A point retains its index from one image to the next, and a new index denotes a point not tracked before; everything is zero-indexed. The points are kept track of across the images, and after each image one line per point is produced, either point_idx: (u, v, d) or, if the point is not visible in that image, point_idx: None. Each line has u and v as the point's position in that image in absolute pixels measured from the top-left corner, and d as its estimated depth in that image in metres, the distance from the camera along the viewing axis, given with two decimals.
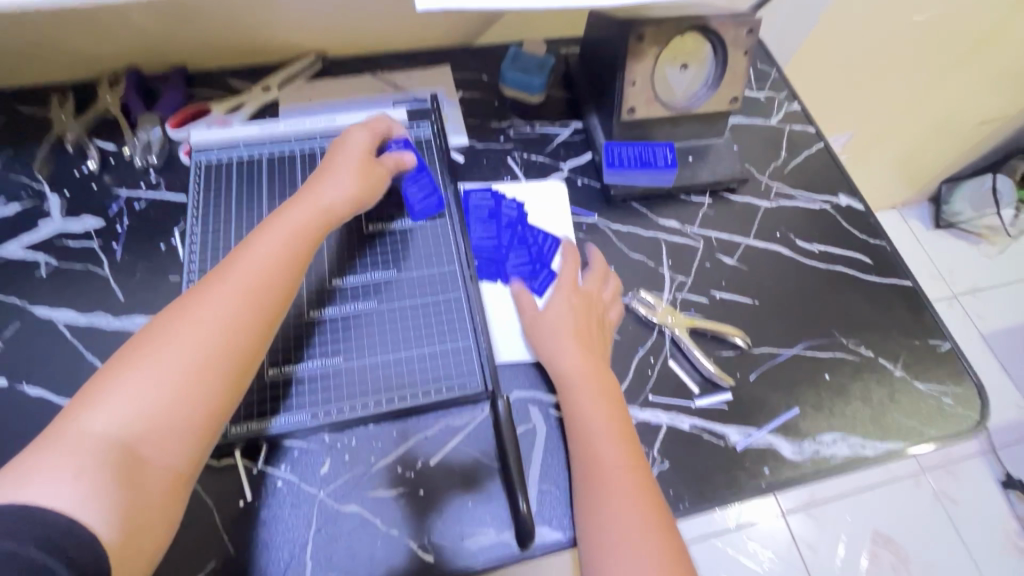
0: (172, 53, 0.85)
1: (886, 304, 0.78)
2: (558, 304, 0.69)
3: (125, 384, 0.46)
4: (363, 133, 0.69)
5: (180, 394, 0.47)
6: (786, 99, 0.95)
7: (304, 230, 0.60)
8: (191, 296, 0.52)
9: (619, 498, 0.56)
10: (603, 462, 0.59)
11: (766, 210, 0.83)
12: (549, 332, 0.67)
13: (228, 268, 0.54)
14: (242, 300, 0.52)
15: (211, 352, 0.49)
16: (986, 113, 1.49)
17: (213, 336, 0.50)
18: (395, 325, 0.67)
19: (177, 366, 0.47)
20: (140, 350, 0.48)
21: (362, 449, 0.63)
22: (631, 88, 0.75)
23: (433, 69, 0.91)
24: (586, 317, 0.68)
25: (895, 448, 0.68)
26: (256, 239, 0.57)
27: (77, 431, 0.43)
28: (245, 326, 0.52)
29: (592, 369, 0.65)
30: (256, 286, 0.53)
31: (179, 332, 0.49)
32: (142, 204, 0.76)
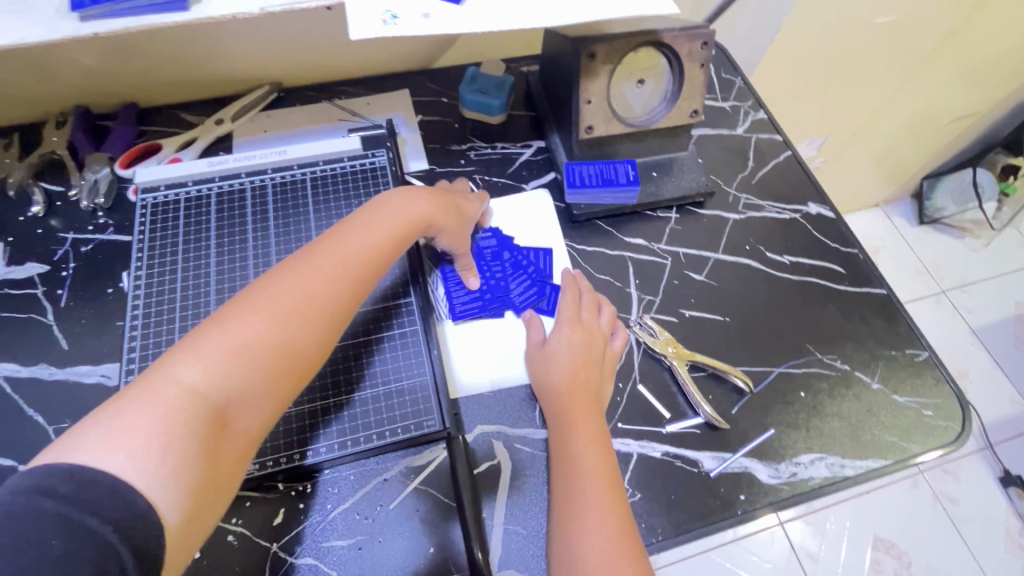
0: (121, 91, 0.83)
1: (861, 314, 0.76)
2: (560, 339, 0.66)
3: (211, 348, 0.47)
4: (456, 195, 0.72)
5: (256, 370, 0.48)
6: (752, 108, 0.93)
7: (386, 233, 0.61)
8: (278, 274, 0.54)
9: (597, 538, 0.54)
10: (582, 501, 0.56)
11: (735, 223, 0.82)
12: (549, 365, 0.65)
13: (317, 257, 0.55)
14: (321, 291, 0.54)
15: (291, 339, 0.50)
16: (959, 108, 1.49)
17: (293, 321, 0.51)
18: (354, 363, 0.64)
19: (255, 341, 0.48)
20: (230, 317, 0.49)
21: (318, 496, 0.60)
22: (587, 106, 0.73)
23: (392, 94, 0.90)
24: (583, 350, 0.65)
25: (875, 466, 0.66)
26: (341, 234, 0.59)
27: (166, 381, 0.44)
28: (321, 319, 0.53)
29: (579, 401, 0.62)
30: (334, 279, 0.55)
31: (264, 307, 0.50)
32: (90, 246, 0.73)
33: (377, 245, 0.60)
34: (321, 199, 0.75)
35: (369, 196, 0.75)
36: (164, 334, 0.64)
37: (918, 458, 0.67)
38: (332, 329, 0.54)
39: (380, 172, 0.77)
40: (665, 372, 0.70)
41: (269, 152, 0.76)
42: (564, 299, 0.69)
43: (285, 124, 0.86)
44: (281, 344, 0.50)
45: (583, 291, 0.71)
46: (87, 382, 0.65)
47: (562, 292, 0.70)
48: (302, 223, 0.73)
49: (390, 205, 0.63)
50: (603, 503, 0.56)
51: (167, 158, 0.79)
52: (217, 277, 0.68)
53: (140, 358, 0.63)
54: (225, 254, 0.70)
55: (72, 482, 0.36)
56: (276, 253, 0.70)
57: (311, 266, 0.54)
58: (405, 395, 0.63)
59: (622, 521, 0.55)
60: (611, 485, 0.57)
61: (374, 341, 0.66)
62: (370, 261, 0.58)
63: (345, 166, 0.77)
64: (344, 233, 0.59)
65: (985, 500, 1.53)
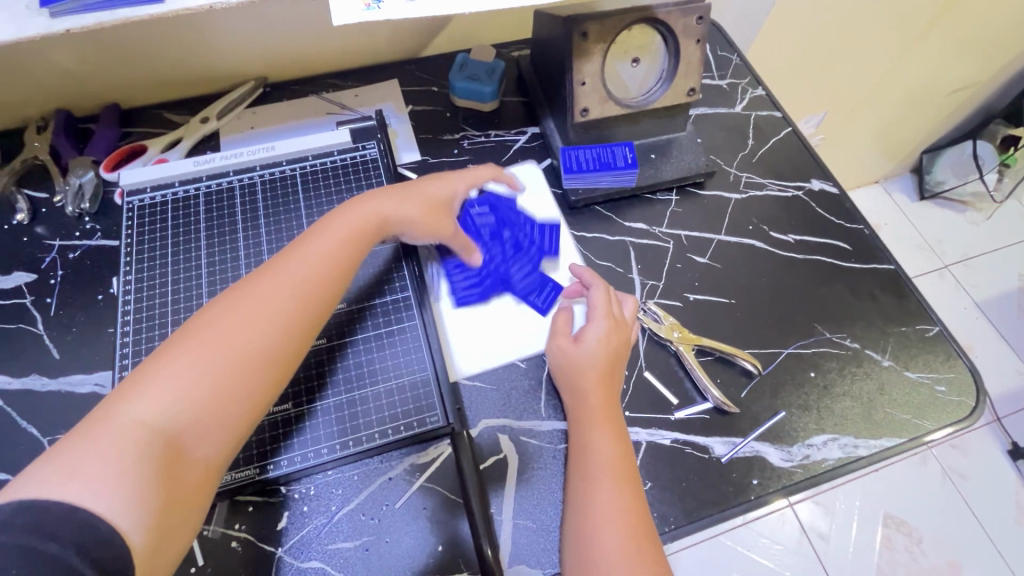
0: (103, 92, 0.81)
1: (868, 291, 0.74)
2: (596, 338, 0.62)
3: (167, 372, 0.46)
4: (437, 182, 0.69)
5: (210, 388, 0.46)
6: (750, 85, 0.91)
7: (349, 239, 0.59)
8: (235, 292, 0.53)
9: (613, 531, 0.53)
10: (596, 496, 0.55)
11: (737, 203, 0.80)
12: (578, 363, 0.62)
13: (274, 270, 0.54)
14: (280, 302, 0.52)
15: (248, 353, 0.49)
16: (957, 80, 1.46)
17: (248, 337, 0.50)
18: (355, 362, 0.63)
19: (212, 359, 0.47)
20: (185, 339, 0.48)
21: (321, 497, 0.58)
22: (581, 88, 0.71)
23: (380, 85, 0.88)
24: (614, 349, 0.63)
25: (889, 445, 0.65)
26: (302, 244, 0.58)
27: (118, 407, 0.43)
28: (280, 331, 0.52)
29: (598, 396, 0.60)
30: (293, 288, 0.53)
31: (219, 326, 0.49)
32: (77, 253, 0.72)
33: (340, 250, 0.58)
34: (312, 194, 0.73)
35: (361, 190, 0.73)
36: (156, 340, 0.63)
37: (933, 435, 0.66)
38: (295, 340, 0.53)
39: (372, 164, 0.75)
40: (671, 358, 0.68)
41: (257, 148, 0.74)
42: (597, 297, 0.65)
43: (272, 119, 0.84)
44: (237, 359, 0.48)
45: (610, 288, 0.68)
46: (81, 392, 0.63)
47: (597, 285, 0.66)
48: (293, 220, 0.71)
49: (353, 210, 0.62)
50: (619, 497, 0.55)
51: (154, 159, 0.77)
52: (207, 278, 0.67)
53: (133, 365, 0.61)
54: (216, 255, 0.68)
55: (29, 513, 0.36)
56: (268, 252, 0.69)
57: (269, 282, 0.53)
58: (408, 391, 0.62)
59: (636, 513, 0.54)
60: (625, 478, 0.56)
61: (372, 338, 0.64)
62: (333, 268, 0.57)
63: (335, 159, 0.75)
64: (305, 243, 0.58)
65: (993, 473, 1.53)
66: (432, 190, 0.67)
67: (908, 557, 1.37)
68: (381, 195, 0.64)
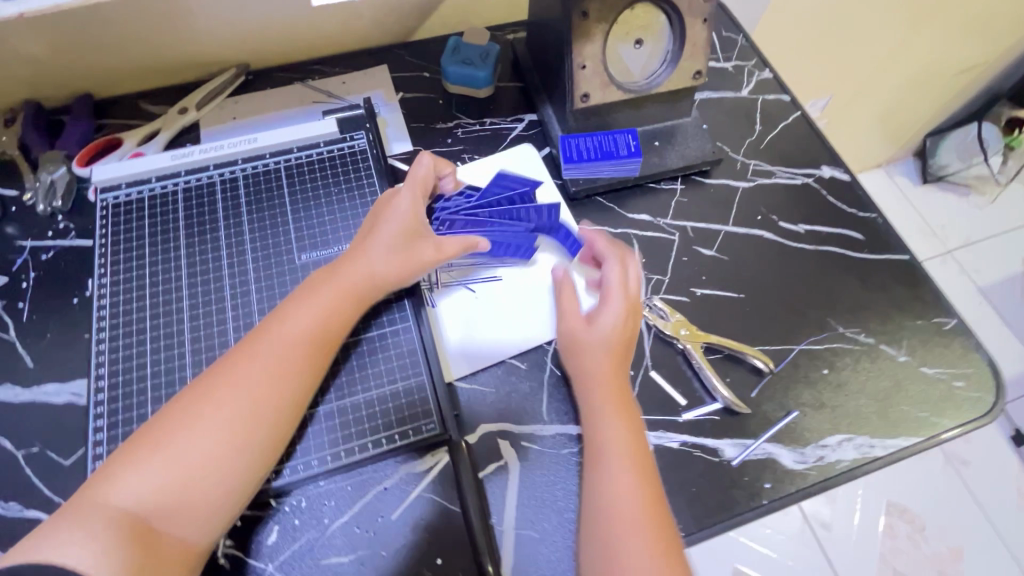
0: (74, 82, 0.76)
1: (882, 282, 0.71)
2: (611, 320, 0.60)
3: (154, 469, 0.47)
4: (415, 197, 0.64)
5: (202, 489, 0.48)
6: (756, 67, 0.87)
7: (335, 310, 0.57)
8: (217, 376, 0.52)
9: (631, 529, 0.50)
10: (610, 494, 0.52)
11: (744, 192, 0.76)
12: (593, 348, 0.59)
13: (256, 354, 0.53)
14: (266, 392, 0.52)
15: (236, 450, 0.50)
16: (965, 60, 1.42)
17: (236, 435, 0.50)
18: (346, 367, 0.60)
19: (197, 441, 0.49)
20: (168, 432, 0.49)
21: (314, 509, 0.56)
22: (581, 71, 0.67)
23: (369, 71, 0.83)
24: (630, 333, 0.60)
25: (905, 445, 0.62)
26: (283, 316, 0.56)
27: (103, 508, 0.45)
28: (269, 422, 0.52)
29: (612, 387, 0.57)
30: (279, 377, 0.53)
31: (203, 421, 0.49)
32: (50, 254, 0.68)
33: (327, 325, 0.56)
34: (298, 189, 0.69)
35: (350, 184, 0.70)
36: (134, 347, 0.59)
37: (951, 434, 0.63)
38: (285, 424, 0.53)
39: (361, 156, 0.71)
40: (678, 356, 0.65)
41: (238, 140, 0.70)
42: (611, 276, 0.62)
43: (254, 109, 0.79)
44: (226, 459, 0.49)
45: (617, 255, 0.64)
46: (57, 402, 0.60)
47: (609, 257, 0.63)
48: (278, 217, 0.67)
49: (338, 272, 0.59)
50: (636, 494, 0.52)
51: (130, 152, 0.73)
52: (188, 279, 0.63)
53: (111, 374, 0.58)
54: (197, 255, 0.64)
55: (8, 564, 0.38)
56: (252, 251, 0.65)
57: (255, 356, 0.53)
58: (402, 398, 0.59)
59: (654, 510, 0.51)
60: (642, 473, 0.53)
61: (363, 342, 0.61)
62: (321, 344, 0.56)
63: (322, 151, 0.71)
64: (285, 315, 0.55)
65: (996, 460, 1.52)
66: (414, 220, 0.62)
67: (909, 544, 1.36)
68: (366, 245, 0.61)
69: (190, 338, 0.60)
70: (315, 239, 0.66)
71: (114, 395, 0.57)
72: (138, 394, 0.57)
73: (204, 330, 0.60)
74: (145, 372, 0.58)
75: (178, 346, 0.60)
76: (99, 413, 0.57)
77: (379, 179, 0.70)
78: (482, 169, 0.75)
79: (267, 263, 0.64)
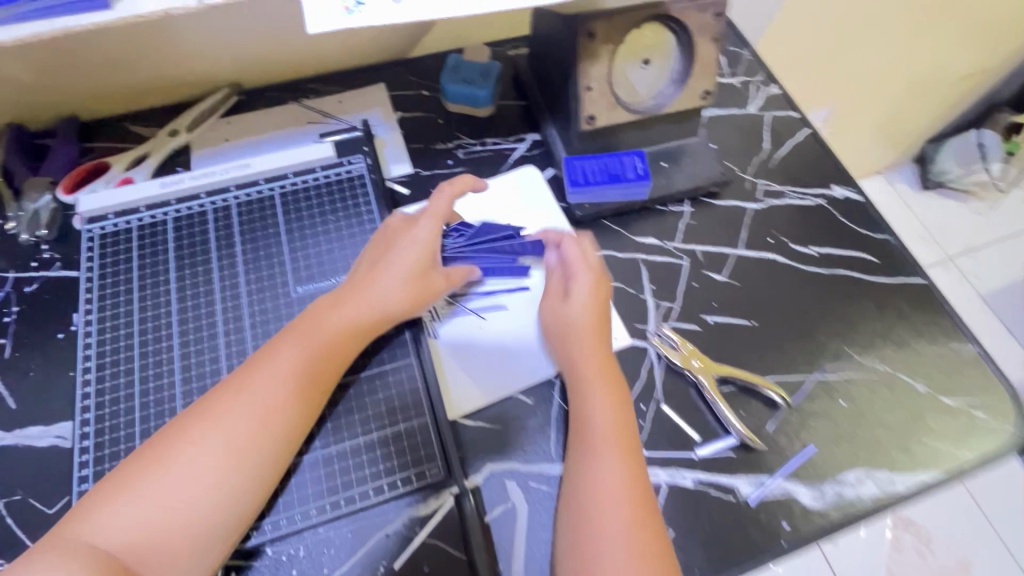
0: (59, 104, 0.73)
1: (897, 307, 0.69)
2: (584, 297, 0.60)
3: (138, 505, 0.45)
4: (433, 229, 0.62)
5: (188, 528, 0.45)
6: (763, 83, 0.85)
7: (333, 341, 0.55)
8: (210, 405, 0.50)
9: (613, 513, 0.50)
10: (598, 508, 0.50)
11: (754, 213, 0.74)
12: (575, 329, 0.59)
13: (250, 386, 0.50)
14: (259, 428, 0.49)
15: (224, 488, 0.47)
16: (966, 68, 1.39)
17: (226, 472, 0.47)
18: (345, 409, 0.58)
19: (186, 475, 0.46)
20: (155, 465, 0.46)
21: (312, 559, 0.53)
22: (587, 93, 0.65)
23: (367, 89, 0.81)
24: (604, 307, 0.61)
25: (926, 480, 0.60)
26: (279, 347, 0.53)
27: (86, 543, 0.43)
28: (261, 459, 0.49)
29: (596, 364, 0.58)
30: (272, 412, 0.50)
31: (193, 455, 0.47)
32: (33, 286, 0.65)
33: (323, 358, 0.54)
34: (293, 217, 0.66)
35: (347, 211, 0.67)
36: (122, 388, 0.56)
37: (973, 467, 0.61)
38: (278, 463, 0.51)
39: (358, 181, 0.69)
40: (691, 389, 0.63)
41: (231, 165, 0.67)
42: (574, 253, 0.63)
43: (247, 130, 0.77)
44: (214, 497, 0.47)
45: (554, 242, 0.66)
46: (40, 446, 0.57)
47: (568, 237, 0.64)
48: (272, 247, 0.64)
49: (339, 302, 0.57)
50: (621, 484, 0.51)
51: (117, 178, 0.70)
52: (178, 314, 0.60)
53: (97, 419, 0.55)
54: (187, 288, 0.62)
55: None
56: (246, 283, 0.62)
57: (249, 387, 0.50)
58: (404, 439, 0.57)
59: (640, 494, 0.51)
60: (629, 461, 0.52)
61: (362, 382, 0.59)
62: (317, 379, 0.53)
63: (318, 176, 0.69)
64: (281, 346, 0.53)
65: None
66: (424, 251, 0.60)
67: None
68: (370, 276, 0.58)
69: (181, 377, 0.57)
70: (311, 270, 0.64)
71: (100, 441, 0.54)
72: (125, 440, 0.54)
73: (195, 368, 0.58)
74: (133, 415, 0.55)
75: (168, 387, 0.57)
76: (84, 461, 0.54)
77: (377, 206, 0.67)
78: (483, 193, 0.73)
79: (261, 296, 0.62)
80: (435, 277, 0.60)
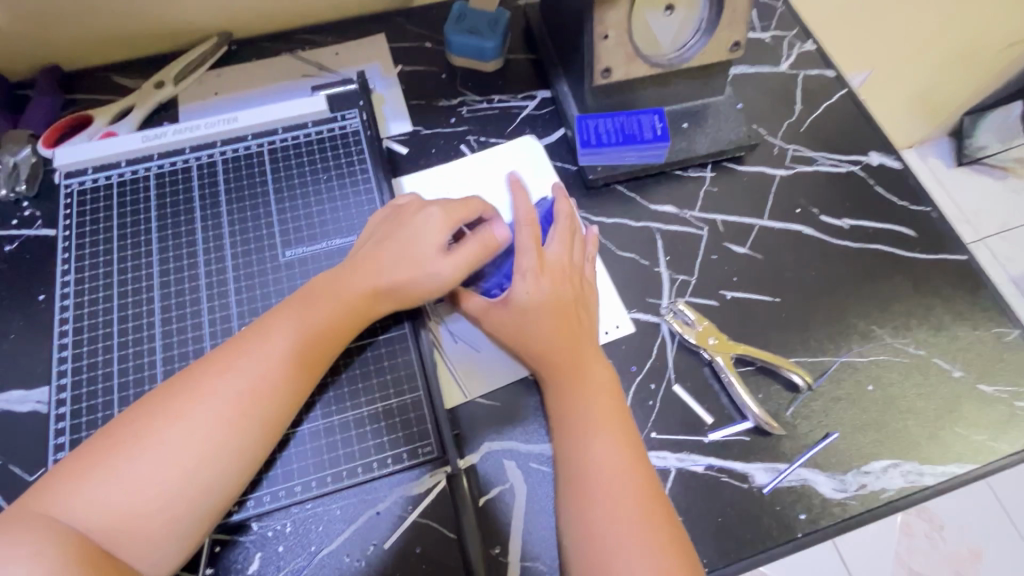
0: (39, 53, 0.69)
1: (936, 288, 0.63)
2: (526, 290, 0.54)
3: (112, 485, 0.42)
4: (447, 222, 0.54)
5: (167, 508, 0.43)
6: (798, 38, 0.77)
7: (327, 322, 0.51)
8: (189, 381, 0.46)
9: (616, 500, 0.46)
10: (601, 502, 0.47)
11: (782, 181, 0.68)
12: (520, 326, 0.54)
13: (235, 366, 0.47)
14: (241, 414, 0.46)
15: (204, 472, 0.44)
16: (1016, 35, 1.24)
17: (207, 457, 0.44)
18: (333, 382, 0.54)
19: (166, 457, 0.43)
20: (130, 443, 0.43)
21: (300, 536, 0.50)
22: (603, 43, 0.58)
23: (366, 40, 0.75)
24: (555, 295, 0.54)
25: (956, 473, 0.55)
26: (268, 326, 0.49)
27: (55, 520, 0.40)
28: (243, 445, 0.46)
29: (560, 357, 0.53)
30: (258, 398, 0.46)
31: (171, 437, 0.44)
32: (15, 245, 0.62)
33: (316, 341, 0.50)
34: (283, 176, 0.62)
35: (340, 170, 0.63)
36: (100, 354, 0.54)
37: (1010, 461, 0.56)
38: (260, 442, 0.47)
39: (353, 138, 0.64)
40: (705, 368, 0.58)
41: (217, 119, 0.63)
42: (524, 237, 0.55)
43: (239, 83, 0.72)
44: (194, 481, 0.44)
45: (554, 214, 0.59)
46: (21, 411, 0.55)
47: (520, 219, 0.56)
48: (260, 208, 0.60)
49: (339, 279, 0.53)
50: (620, 467, 0.48)
51: (100, 132, 0.66)
52: (160, 278, 0.57)
53: (74, 385, 0.53)
54: (170, 252, 0.58)
55: None
56: (231, 246, 0.59)
57: (232, 368, 0.46)
58: (396, 416, 0.53)
59: (642, 476, 0.48)
60: (623, 445, 0.49)
61: (358, 364, 0.55)
62: (308, 364, 0.49)
63: (310, 132, 0.64)
64: (269, 325, 0.49)
65: None
66: (433, 248, 0.53)
67: None
68: (373, 258, 0.53)
69: (161, 345, 0.54)
70: (302, 233, 0.60)
71: (76, 409, 0.52)
72: (103, 407, 0.52)
73: (177, 336, 0.54)
74: (110, 383, 0.53)
75: (148, 353, 0.54)
76: (60, 429, 0.51)
77: (373, 167, 0.63)
78: (489, 155, 0.67)
79: (248, 260, 0.58)
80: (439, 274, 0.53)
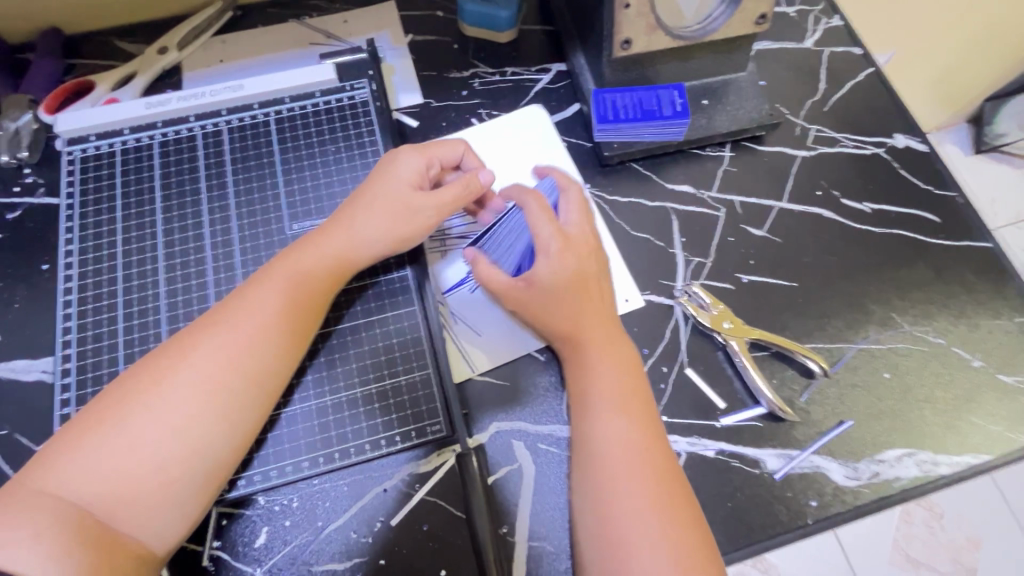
0: (37, 14, 0.66)
1: (960, 276, 0.61)
2: (551, 267, 0.52)
3: (102, 455, 0.41)
4: (422, 159, 0.55)
5: (156, 475, 0.42)
6: (825, 14, 0.74)
7: (309, 277, 0.50)
8: (174, 346, 0.46)
9: (627, 481, 0.46)
10: (614, 483, 0.46)
11: (803, 162, 0.66)
12: (544, 305, 0.52)
13: (219, 323, 0.46)
14: (226, 375, 0.45)
15: (192, 435, 0.43)
16: None
17: (198, 420, 0.44)
18: (327, 361, 0.53)
19: (153, 423, 0.43)
20: (119, 409, 0.43)
21: (306, 512, 0.50)
22: (624, 12, 0.55)
23: (375, 8, 0.72)
24: (578, 271, 0.53)
25: (971, 464, 0.55)
26: (253, 288, 0.49)
27: (51, 495, 0.40)
28: (232, 407, 0.45)
29: (578, 334, 0.52)
30: (240, 355, 0.46)
31: (158, 403, 0.43)
32: (17, 213, 0.60)
33: (298, 297, 0.49)
34: (290, 146, 0.60)
35: (349, 141, 0.61)
36: (105, 324, 0.53)
37: None
38: (257, 410, 0.47)
39: (362, 108, 0.62)
40: (718, 352, 0.57)
41: (221, 86, 0.61)
42: (531, 208, 0.54)
43: (244, 50, 0.70)
44: (185, 443, 0.43)
45: (561, 187, 0.58)
46: (26, 380, 0.54)
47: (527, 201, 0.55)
48: (266, 179, 0.59)
49: (320, 232, 0.52)
50: (632, 448, 0.47)
51: (103, 99, 0.64)
52: (164, 247, 0.56)
53: (79, 355, 0.52)
54: (175, 222, 0.57)
55: None
56: (235, 217, 0.57)
57: (213, 328, 0.46)
58: (403, 394, 0.53)
59: (654, 456, 0.47)
60: (636, 425, 0.48)
61: (346, 331, 0.54)
62: (294, 321, 0.49)
63: (317, 102, 0.62)
64: (255, 287, 0.49)
65: None
66: (410, 188, 0.54)
67: None
68: (350, 208, 0.53)
69: (167, 316, 0.53)
70: (309, 206, 0.58)
71: (82, 379, 0.51)
72: (108, 378, 0.51)
73: (183, 309, 0.53)
74: (116, 353, 0.52)
75: (154, 325, 0.53)
76: (65, 399, 0.51)
77: (383, 139, 0.61)
78: (502, 130, 0.66)
79: (254, 232, 0.57)
80: (421, 213, 0.53)
